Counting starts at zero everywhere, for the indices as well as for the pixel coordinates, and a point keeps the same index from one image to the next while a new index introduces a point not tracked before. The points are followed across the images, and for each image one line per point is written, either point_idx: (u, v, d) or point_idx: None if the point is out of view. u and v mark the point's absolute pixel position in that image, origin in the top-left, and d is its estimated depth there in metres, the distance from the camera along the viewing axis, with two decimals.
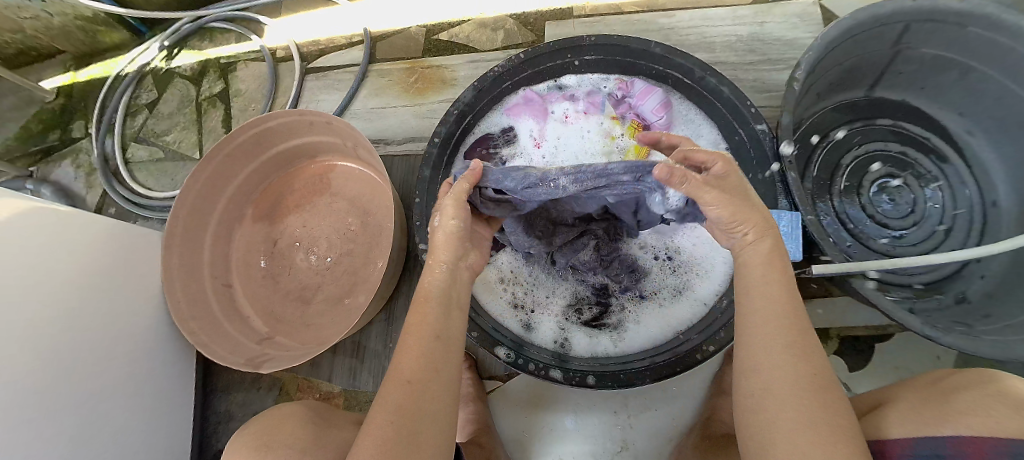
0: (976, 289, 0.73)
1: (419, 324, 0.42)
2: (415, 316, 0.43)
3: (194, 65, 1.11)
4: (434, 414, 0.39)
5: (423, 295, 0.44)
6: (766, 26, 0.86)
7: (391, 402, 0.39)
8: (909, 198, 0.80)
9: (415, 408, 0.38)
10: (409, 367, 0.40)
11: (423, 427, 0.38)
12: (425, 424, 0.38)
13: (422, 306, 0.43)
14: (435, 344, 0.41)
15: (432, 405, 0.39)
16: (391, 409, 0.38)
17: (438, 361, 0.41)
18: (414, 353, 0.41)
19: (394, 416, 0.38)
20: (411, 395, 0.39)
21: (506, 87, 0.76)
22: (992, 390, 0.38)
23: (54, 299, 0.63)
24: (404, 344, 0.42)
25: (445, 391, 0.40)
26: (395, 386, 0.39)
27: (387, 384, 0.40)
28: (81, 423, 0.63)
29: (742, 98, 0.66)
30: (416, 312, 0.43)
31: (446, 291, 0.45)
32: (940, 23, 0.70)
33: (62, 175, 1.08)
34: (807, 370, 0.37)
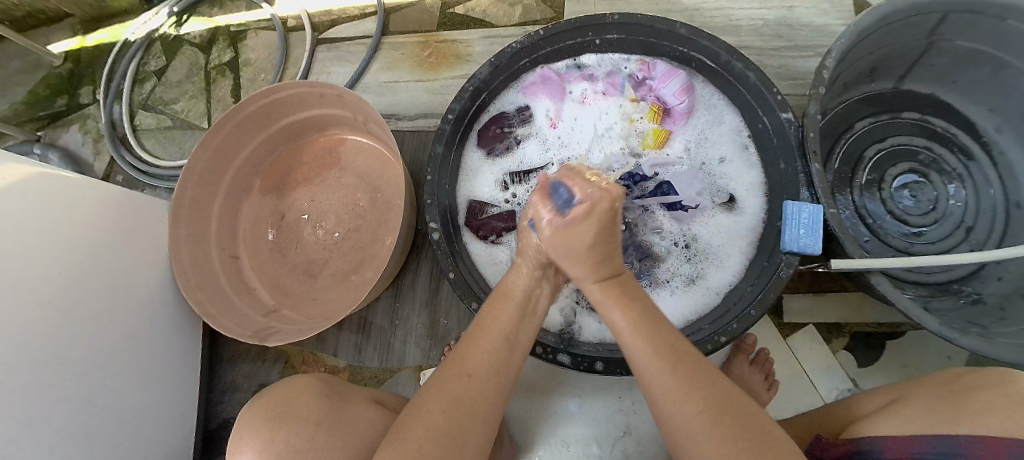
0: (993, 290, 0.72)
1: (494, 326, 0.46)
2: (489, 319, 0.46)
3: (203, 32, 1.09)
4: (487, 413, 0.40)
5: (500, 303, 0.48)
6: (795, 11, 0.82)
7: (449, 390, 0.40)
8: (931, 195, 0.78)
9: (469, 402, 0.40)
10: (476, 360, 0.42)
11: (473, 421, 0.39)
12: (476, 420, 0.39)
13: (498, 312, 0.47)
14: (503, 345, 0.44)
15: (485, 402, 0.41)
16: (448, 399, 0.39)
17: (500, 363, 0.43)
18: (482, 348, 0.43)
19: (447, 406, 0.39)
20: (470, 387, 0.40)
21: (524, 64, 0.74)
22: (1012, 393, 0.37)
23: (60, 265, 0.62)
24: (472, 337, 0.45)
25: (500, 395, 0.42)
26: (457, 375, 0.41)
27: (448, 373, 0.42)
28: (88, 387, 0.64)
29: (767, 85, 0.62)
30: (492, 313, 0.47)
31: (521, 304, 0.48)
32: (979, 14, 0.67)
33: (69, 140, 1.07)
34: (690, 396, 0.38)
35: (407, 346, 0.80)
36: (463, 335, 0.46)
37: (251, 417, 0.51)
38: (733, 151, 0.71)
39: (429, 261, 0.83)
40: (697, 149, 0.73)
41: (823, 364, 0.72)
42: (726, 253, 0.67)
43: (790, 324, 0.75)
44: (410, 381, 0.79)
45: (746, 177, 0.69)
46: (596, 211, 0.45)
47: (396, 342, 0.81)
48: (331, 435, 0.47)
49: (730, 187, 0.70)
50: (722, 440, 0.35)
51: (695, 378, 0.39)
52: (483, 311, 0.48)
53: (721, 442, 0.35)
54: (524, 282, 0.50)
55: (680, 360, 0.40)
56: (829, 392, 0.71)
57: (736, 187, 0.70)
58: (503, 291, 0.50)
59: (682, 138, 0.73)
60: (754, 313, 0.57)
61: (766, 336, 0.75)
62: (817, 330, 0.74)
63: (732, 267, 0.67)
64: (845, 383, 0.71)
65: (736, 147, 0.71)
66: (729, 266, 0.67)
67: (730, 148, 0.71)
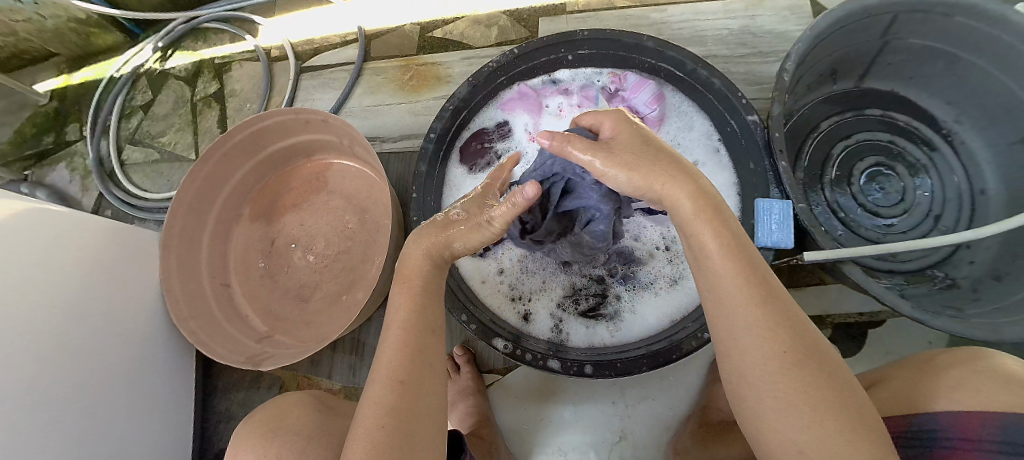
0: (965, 273, 0.75)
1: (404, 322, 0.45)
2: (398, 315, 0.46)
3: (188, 66, 1.11)
4: (430, 408, 0.41)
5: (405, 294, 0.47)
6: (757, 19, 0.86)
7: (385, 401, 0.39)
8: (898, 186, 0.81)
9: (409, 406, 0.39)
10: (391, 364, 0.42)
11: (419, 421, 0.39)
12: (421, 419, 0.39)
13: (407, 305, 0.46)
14: (424, 340, 0.44)
15: (427, 400, 0.41)
16: (385, 409, 0.39)
17: (427, 357, 0.43)
18: (399, 348, 0.43)
19: (387, 417, 0.38)
20: (405, 392, 0.40)
21: (501, 83, 0.77)
22: (978, 367, 0.39)
23: (52, 300, 0.63)
24: (388, 342, 0.44)
25: (439, 388, 0.43)
26: (388, 384, 0.40)
27: (377, 383, 0.41)
28: (82, 421, 0.63)
29: (733, 89, 0.66)
30: (402, 310, 0.46)
31: (426, 290, 0.48)
32: (927, 13, 0.71)
33: (56, 178, 1.08)
34: (783, 348, 0.36)
35: None
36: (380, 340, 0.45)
37: (244, 436, 0.51)
38: (706, 155, 0.73)
39: None
40: None
41: None
42: None
43: None
44: None
45: (719, 178, 0.71)
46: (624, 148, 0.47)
47: None
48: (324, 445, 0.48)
49: None
50: (797, 388, 0.35)
51: (790, 330, 0.37)
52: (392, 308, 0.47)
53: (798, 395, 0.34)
54: (427, 265, 0.49)
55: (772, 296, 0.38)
56: None
57: None
58: (407, 279, 0.48)
59: None
60: None
61: None
62: None
63: None
64: None
65: (708, 151, 0.73)
66: None
67: (702, 153, 0.73)
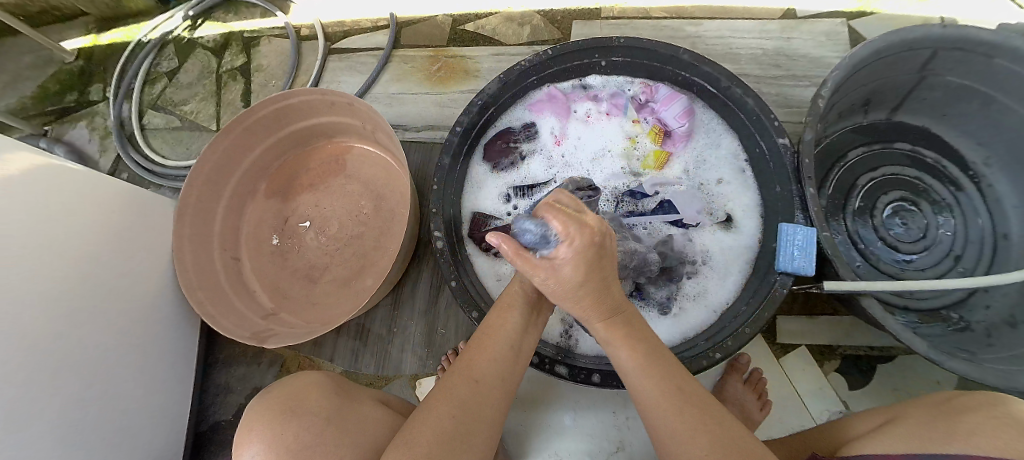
0: (981, 319, 0.74)
1: (499, 333, 0.46)
2: (493, 325, 0.47)
3: (216, 37, 1.11)
4: (490, 416, 0.42)
5: (502, 312, 0.48)
6: (793, 42, 0.85)
7: (456, 394, 0.41)
8: (921, 223, 0.80)
9: (477, 407, 0.41)
10: (480, 364, 0.43)
11: (482, 424, 0.40)
12: (483, 423, 0.41)
13: (503, 320, 0.48)
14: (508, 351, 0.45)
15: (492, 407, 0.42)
16: (455, 402, 0.40)
17: (504, 369, 0.44)
18: (489, 354, 0.45)
19: (457, 411, 0.40)
20: (477, 391, 0.42)
21: (531, 83, 0.76)
22: (998, 414, 0.39)
23: (66, 258, 0.63)
24: (478, 343, 0.46)
25: (502, 400, 0.43)
26: (464, 379, 0.42)
27: (455, 376, 0.43)
28: (86, 380, 0.64)
29: (766, 111, 0.65)
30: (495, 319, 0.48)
31: (523, 314, 0.49)
32: (969, 52, 0.70)
33: (76, 137, 1.08)
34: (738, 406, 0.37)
35: (405, 354, 0.80)
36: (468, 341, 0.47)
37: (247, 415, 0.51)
38: (731, 173, 0.73)
39: (429, 269, 0.84)
40: (696, 171, 0.75)
41: (815, 385, 0.73)
42: (725, 270, 0.69)
43: (781, 345, 0.76)
44: (405, 389, 0.79)
45: (742, 198, 0.71)
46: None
47: (393, 350, 0.81)
48: (340, 432, 0.48)
49: (726, 207, 0.72)
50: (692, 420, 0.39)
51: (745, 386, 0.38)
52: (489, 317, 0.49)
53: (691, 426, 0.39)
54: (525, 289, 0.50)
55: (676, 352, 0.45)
56: (819, 414, 0.72)
57: (733, 207, 0.72)
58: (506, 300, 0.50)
59: (681, 160, 0.76)
60: (747, 332, 0.59)
61: (758, 356, 0.76)
62: (809, 352, 0.75)
63: (727, 284, 0.68)
64: (836, 405, 0.72)
65: (734, 170, 0.73)
66: (725, 282, 0.68)
67: (727, 171, 0.73)
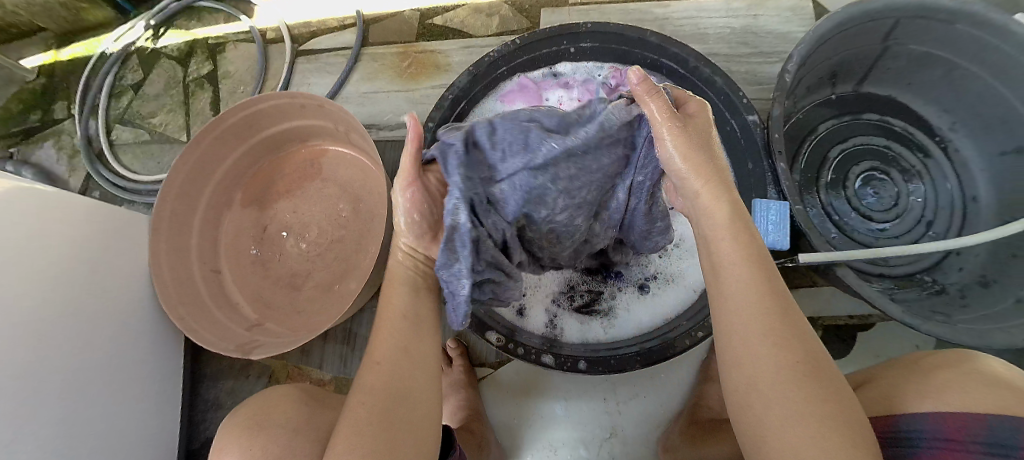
0: (954, 280, 0.76)
1: (395, 318, 0.45)
2: (387, 315, 0.45)
3: (181, 45, 1.08)
4: (421, 397, 0.41)
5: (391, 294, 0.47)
6: (760, 19, 0.86)
7: (369, 391, 0.40)
8: (893, 191, 0.82)
9: (398, 393, 0.40)
10: (386, 355, 0.42)
11: (409, 406, 0.40)
12: (411, 404, 0.40)
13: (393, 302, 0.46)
14: (409, 329, 0.44)
15: (420, 385, 0.42)
16: (370, 396, 0.39)
17: (410, 343, 0.43)
18: (392, 342, 0.43)
19: (374, 406, 0.39)
20: (390, 380, 0.41)
21: (502, 73, 0.76)
22: (967, 371, 0.40)
23: (42, 280, 0.62)
24: (379, 336, 0.44)
25: (426, 376, 0.43)
26: (372, 373, 0.41)
27: (369, 373, 0.41)
28: (72, 403, 0.63)
29: (733, 88, 0.66)
30: (391, 306, 0.46)
31: (410, 289, 0.47)
32: (929, 20, 0.71)
33: (43, 157, 1.05)
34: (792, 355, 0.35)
35: None
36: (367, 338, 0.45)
37: (234, 425, 0.51)
38: None
39: None
40: None
41: None
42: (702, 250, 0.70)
43: None
44: None
45: None
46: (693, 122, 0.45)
47: None
48: (310, 437, 0.48)
49: None
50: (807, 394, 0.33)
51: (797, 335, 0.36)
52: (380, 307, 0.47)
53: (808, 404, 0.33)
54: (411, 266, 0.48)
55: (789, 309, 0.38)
56: None
57: None
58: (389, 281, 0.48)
59: None
60: None
61: None
62: None
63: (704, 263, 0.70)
64: None
65: None
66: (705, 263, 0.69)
67: None
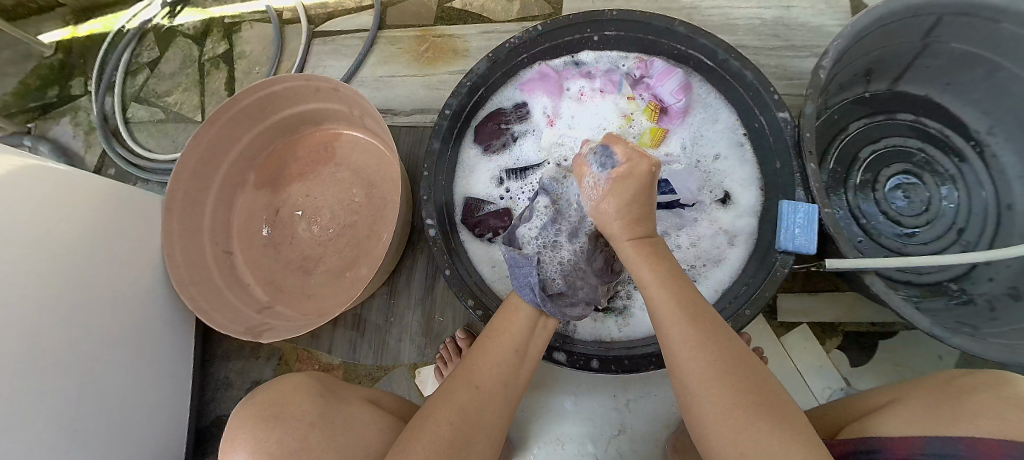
0: (983, 291, 0.73)
1: (504, 341, 0.48)
2: (497, 333, 0.49)
3: (197, 24, 1.07)
4: (490, 423, 0.42)
5: (511, 315, 0.51)
6: (793, 11, 0.82)
7: (457, 400, 0.41)
8: (924, 196, 0.78)
9: (475, 413, 0.41)
10: (485, 371, 0.44)
11: (479, 432, 0.41)
12: (481, 430, 0.41)
13: (508, 326, 0.50)
14: (508, 358, 0.47)
15: (492, 411, 0.43)
16: (456, 409, 0.41)
17: (507, 376, 0.45)
18: (491, 360, 0.46)
19: (455, 418, 0.40)
20: (477, 398, 0.42)
21: (522, 60, 0.73)
22: (1007, 396, 0.38)
23: (55, 258, 0.62)
24: (482, 351, 0.47)
25: (502, 407, 0.44)
26: (465, 385, 0.43)
27: (459, 383, 0.43)
28: (85, 381, 0.64)
29: (764, 84, 0.63)
30: (500, 333, 0.49)
31: (523, 335, 0.49)
32: (973, 17, 0.67)
33: (60, 133, 1.05)
34: (712, 354, 0.38)
35: (403, 343, 0.80)
36: (471, 349, 0.48)
37: (245, 414, 0.50)
38: (729, 149, 0.71)
39: (424, 257, 0.83)
40: (692, 149, 0.73)
41: (816, 363, 0.73)
42: (723, 251, 0.68)
43: (784, 323, 0.75)
44: (405, 379, 0.79)
45: (740, 173, 0.70)
46: (637, 174, 0.48)
47: (391, 339, 0.80)
48: (325, 435, 0.47)
49: (724, 184, 0.71)
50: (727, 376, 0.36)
51: (717, 338, 0.39)
52: (494, 323, 0.51)
53: (700, 341, 0.38)
54: (525, 315, 0.51)
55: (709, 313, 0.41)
56: (821, 392, 0.72)
57: (730, 183, 0.70)
58: (506, 322, 0.50)
59: (678, 137, 0.74)
60: (748, 312, 0.58)
61: (759, 335, 0.76)
62: (809, 329, 0.74)
63: (727, 262, 0.68)
64: (838, 382, 0.72)
65: (731, 145, 0.71)
66: (725, 264, 0.68)
67: (725, 147, 0.72)
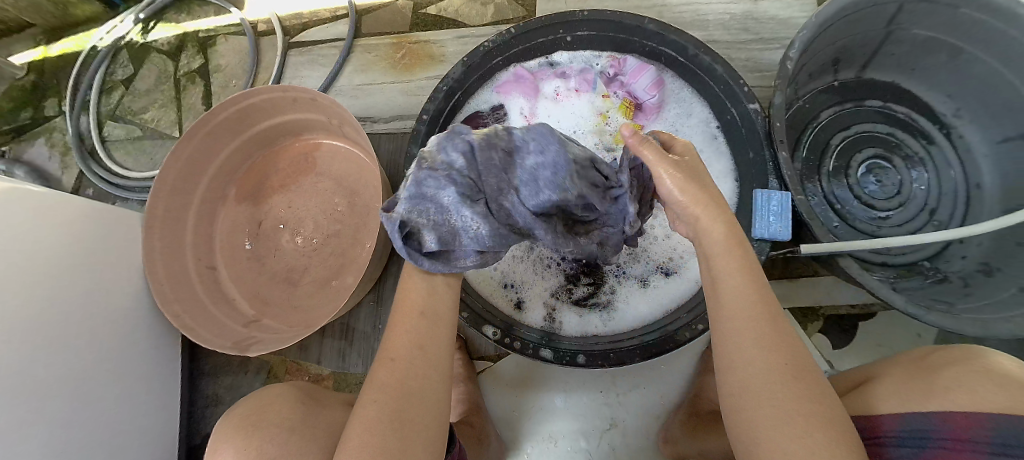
0: (956, 269, 0.75)
1: (411, 306, 0.46)
2: (404, 302, 0.47)
3: (171, 39, 1.06)
4: (424, 387, 0.42)
5: (409, 282, 0.49)
6: (761, 5, 0.84)
7: (378, 385, 0.41)
8: (895, 180, 0.80)
9: (400, 388, 0.41)
10: (398, 347, 0.44)
11: (411, 400, 0.41)
12: (414, 398, 0.41)
13: (408, 291, 0.48)
14: (419, 322, 0.45)
15: (420, 377, 0.42)
16: (380, 392, 0.41)
17: (423, 340, 0.44)
18: (402, 333, 0.45)
19: (380, 400, 0.40)
20: (397, 374, 0.42)
21: (497, 63, 0.74)
22: (978, 369, 0.39)
23: (35, 280, 0.61)
24: (394, 324, 0.46)
25: (433, 368, 0.43)
26: (383, 367, 0.43)
27: (381, 366, 0.43)
28: (68, 404, 0.63)
29: (734, 76, 0.64)
30: (407, 298, 0.47)
31: (426, 290, 0.47)
32: (933, 3, 0.70)
33: (35, 155, 1.04)
34: (775, 358, 0.39)
35: None
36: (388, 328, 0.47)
37: (229, 425, 0.50)
38: (704, 142, 0.73)
39: None
40: None
41: None
42: None
43: None
44: None
45: (716, 165, 0.71)
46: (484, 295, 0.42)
47: (380, 347, 0.80)
48: (304, 438, 0.47)
49: None
50: (767, 387, 0.38)
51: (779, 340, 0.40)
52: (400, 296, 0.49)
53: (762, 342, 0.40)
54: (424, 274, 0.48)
55: (777, 316, 0.42)
56: None
57: (707, 176, 0.72)
58: (408, 287, 0.48)
59: None
60: None
61: None
62: (792, 315, 0.76)
63: None
64: (821, 365, 0.73)
65: (705, 138, 0.73)
66: None
67: (699, 139, 0.73)
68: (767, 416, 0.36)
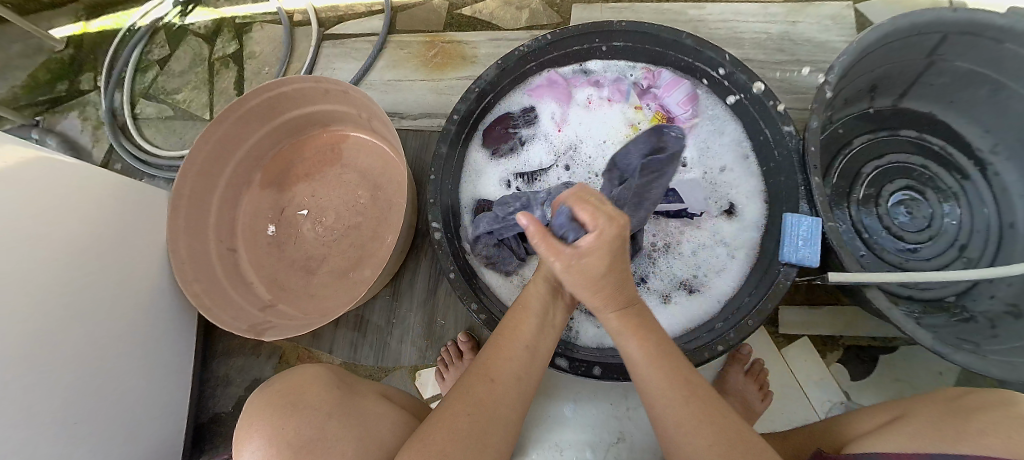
0: (984, 308, 0.73)
1: (517, 334, 0.47)
2: (512, 326, 0.48)
3: (208, 23, 1.08)
4: (506, 416, 0.42)
5: (520, 311, 0.49)
6: (799, 26, 0.83)
7: (473, 396, 0.42)
8: (926, 212, 0.79)
9: (490, 407, 0.42)
10: (503, 366, 0.44)
11: (496, 423, 0.41)
12: (498, 422, 0.42)
13: (520, 319, 0.48)
14: (521, 351, 0.46)
15: (509, 407, 0.43)
16: (471, 404, 0.41)
17: (522, 370, 0.45)
18: (507, 353, 0.45)
19: (471, 410, 0.41)
20: (492, 392, 0.43)
21: (531, 68, 0.75)
22: (1013, 413, 0.38)
23: (61, 251, 0.62)
24: (499, 341, 0.47)
25: (517, 400, 0.44)
26: (479, 381, 0.43)
27: (477, 380, 0.43)
28: (86, 376, 0.63)
29: (767, 95, 0.63)
30: (517, 319, 0.48)
31: (540, 315, 0.49)
32: (978, 36, 0.68)
33: (67, 127, 1.06)
34: None
35: (404, 345, 0.80)
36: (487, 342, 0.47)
37: (257, 405, 0.50)
38: (735, 161, 0.72)
39: (428, 260, 0.83)
40: (699, 158, 0.74)
41: (817, 376, 0.73)
42: (724, 262, 0.69)
43: (784, 335, 0.76)
44: (404, 379, 0.80)
45: (746, 184, 0.71)
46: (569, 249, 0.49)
47: (393, 341, 0.80)
48: (345, 425, 0.48)
49: (730, 195, 0.71)
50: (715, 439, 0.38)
51: None
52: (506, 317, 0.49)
53: None
54: (540, 291, 0.50)
55: None
56: (821, 405, 0.72)
57: (736, 194, 0.71)
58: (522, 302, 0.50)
59: None
60: (750, 324, 0.58)
61: (760, 347, 0.76)
62: (811, 342, 0.75)
63: (729, 272, 0.68)
64: (838, 395, 0.72)
65: (737, 157, 0.72)
66: (728, 273, 0.68)
67: (731, 158, 0.72)
68: (715, 458, 0.37)
